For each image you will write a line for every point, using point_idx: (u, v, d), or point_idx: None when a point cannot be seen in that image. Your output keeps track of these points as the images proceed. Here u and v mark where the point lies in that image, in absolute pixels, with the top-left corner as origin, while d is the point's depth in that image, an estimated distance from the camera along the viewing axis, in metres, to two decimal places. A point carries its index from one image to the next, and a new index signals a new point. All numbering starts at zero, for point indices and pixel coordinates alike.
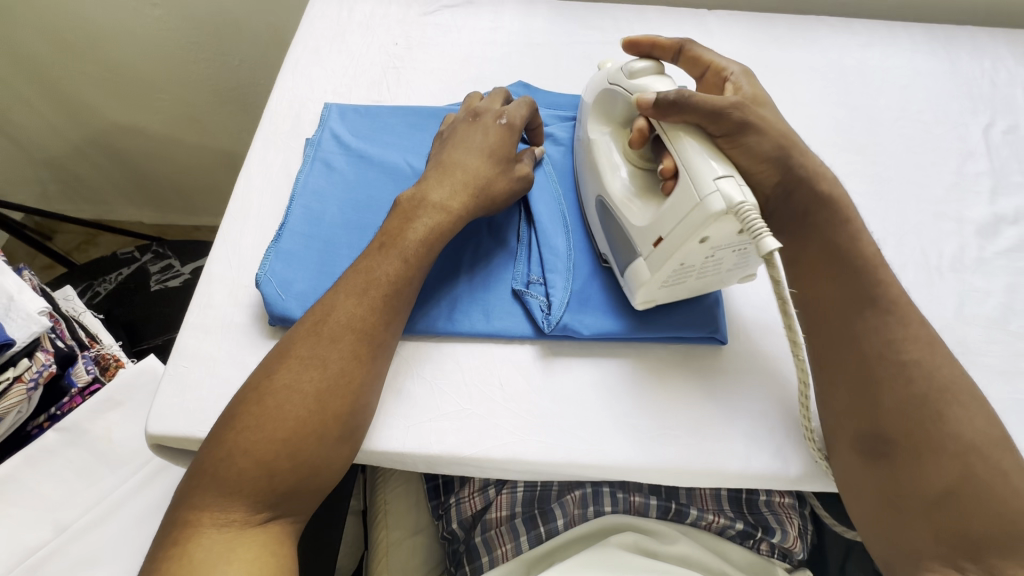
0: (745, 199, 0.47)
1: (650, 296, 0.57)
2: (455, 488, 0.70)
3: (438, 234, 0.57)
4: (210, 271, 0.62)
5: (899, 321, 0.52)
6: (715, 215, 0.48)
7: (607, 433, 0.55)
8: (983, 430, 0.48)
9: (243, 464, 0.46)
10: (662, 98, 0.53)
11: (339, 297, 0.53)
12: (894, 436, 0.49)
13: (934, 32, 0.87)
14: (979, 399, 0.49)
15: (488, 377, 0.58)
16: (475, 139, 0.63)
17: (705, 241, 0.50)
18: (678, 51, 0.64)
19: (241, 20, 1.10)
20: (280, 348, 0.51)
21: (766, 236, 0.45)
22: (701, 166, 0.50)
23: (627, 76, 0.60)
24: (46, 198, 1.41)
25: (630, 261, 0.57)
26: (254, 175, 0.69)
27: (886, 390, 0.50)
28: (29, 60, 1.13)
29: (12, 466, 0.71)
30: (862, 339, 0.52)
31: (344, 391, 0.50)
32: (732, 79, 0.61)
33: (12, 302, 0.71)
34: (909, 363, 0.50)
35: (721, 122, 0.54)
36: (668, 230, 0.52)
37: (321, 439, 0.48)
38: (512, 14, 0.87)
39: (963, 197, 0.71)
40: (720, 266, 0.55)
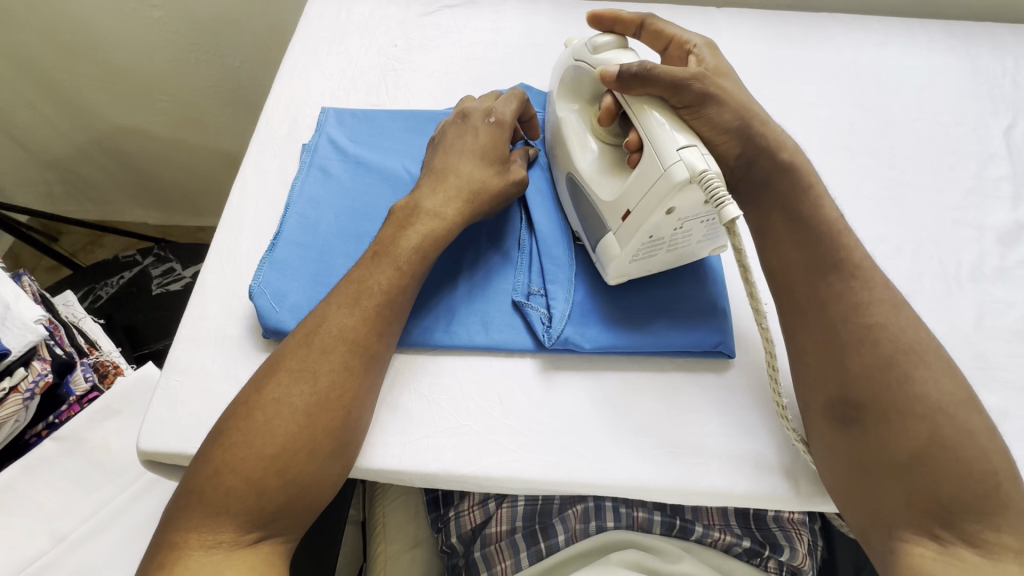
0: (707, 167, 0.48)
1: (622, 271, 0.57)
2: (455, 500, 0.68)
3: (432, 241, 0.56)
4: (204, 280, 0.61)
5: (864, 284, 0.52)
6: (679, 185, 0.49)
7: (610, 452, 0.53)
8: (948, 390, 0.47)
9: (232, 482, 0.45)
10: (624, 70, 0.53)
11: (330, 306, 0.52)
12: (862, 401, 0.48)
13: (953, 30, 0.84)
14: (944, 358, 0.49)
15: (488, 392, 0.56)
16: (467, 142, 0.61)
17: (671, 212, 0.51)
18: (639, 26, 0.64)
19: (241, 22, 1.08)
20: (270, 362, 0.50)
21: (727, 204, 0.47)
22: (664, 136, 0.51)
23: (591, 52, 0.59)
24: (50, 200, 1.41)
25: (600, 236, 0.57)
26: (250, 181, 0.67)
27: (853, 354, 0.49)
28: (30, 62, 1.12)
29: (10, 475, 0.70)
30: (830, 306, 0.52)
31: (335, 404, 0.48)
32: (697, 51, 0.63)
33: (9, 311, 0.70)
34: (875, 325, 0.50)
35: (683, 93, 0.54)
36: (635, 203, 0.52)
37: (312, 455, 0.46)
38: (514, 13, 0.85)
39: (983, 202, 0.68)
40: (689, 239, 0.56)
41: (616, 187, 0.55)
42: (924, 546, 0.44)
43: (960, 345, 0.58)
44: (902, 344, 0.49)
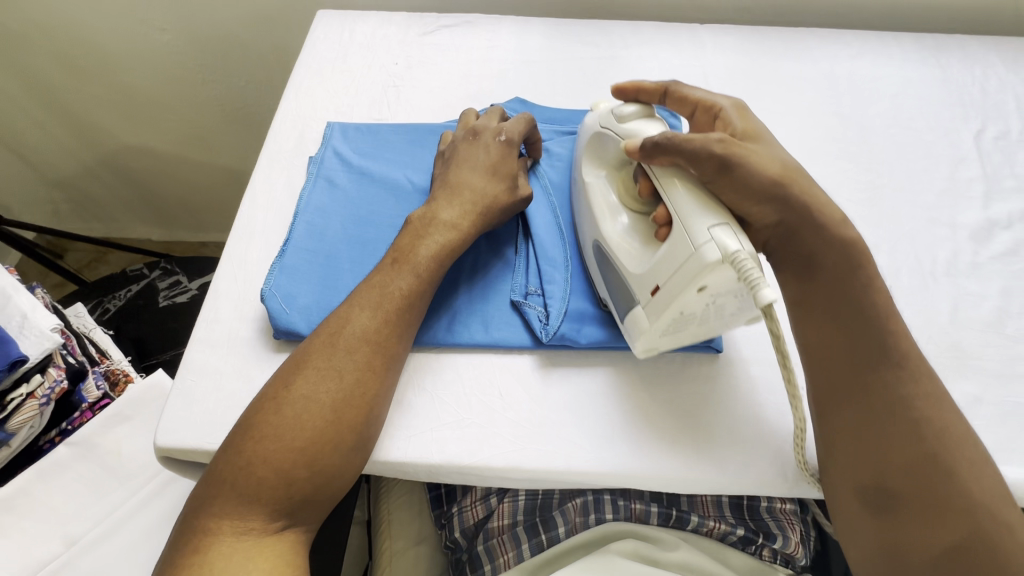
0: (739, 248, 0.46)
1: (651, 344, 0.56)
2: (458, 497, 0.70)
3: (447, 249, 0.59)
4: (217, 286, 0.64)
5: (911, 377, 0.50)
6: (711, 264, 0.47)
7: (607, 441, 0.56)
8: (991, 487, 0.46)
9: (262, 473, 0.47)
10: (646, 142, 0.53)
11: (354, 308, 0.55)
12: (899, 492, 0.47)
13: (924, 41, 0.89)
14: (984, 455, 0.48)
15: (487, 387, 0.59)
16: (479, 159, 0.64)
17: (703, 290, 0.49)
18: (663, 93, 0.61)
19: (246, 42, 1.12)
20: (296, 360, 0.52)
21: (763, 286, 0.45)
22: (693, 214, 0.49)
23: (616, 121, 0.59)
24: (57, 217, 1.44)
25: (629, 307, 0.56)
26: (259, 193, 0.71)
27: (895, 449, 0.48)
28: (43, 82, 1.17)
29: (24, 480, 0.72)
30: (873, 394, 0.50)
31: (358, 402, 0.51)
32: (724, 116, 0.59)
33: (26, 319, 0.73)
34: (919, 422, 0.48)
35: (707, 163, 0.51)
36: (664, 279, 0.51)
37: (338, 448, 0.49)
38: (508, 32, 0.89)
39: (956, 202, 0.72)
40: (722, 315, 0.53)
41: (645, 260, 0.54)
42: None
43: (937, 335, 0.62)
44: (945, 440, 0.48)
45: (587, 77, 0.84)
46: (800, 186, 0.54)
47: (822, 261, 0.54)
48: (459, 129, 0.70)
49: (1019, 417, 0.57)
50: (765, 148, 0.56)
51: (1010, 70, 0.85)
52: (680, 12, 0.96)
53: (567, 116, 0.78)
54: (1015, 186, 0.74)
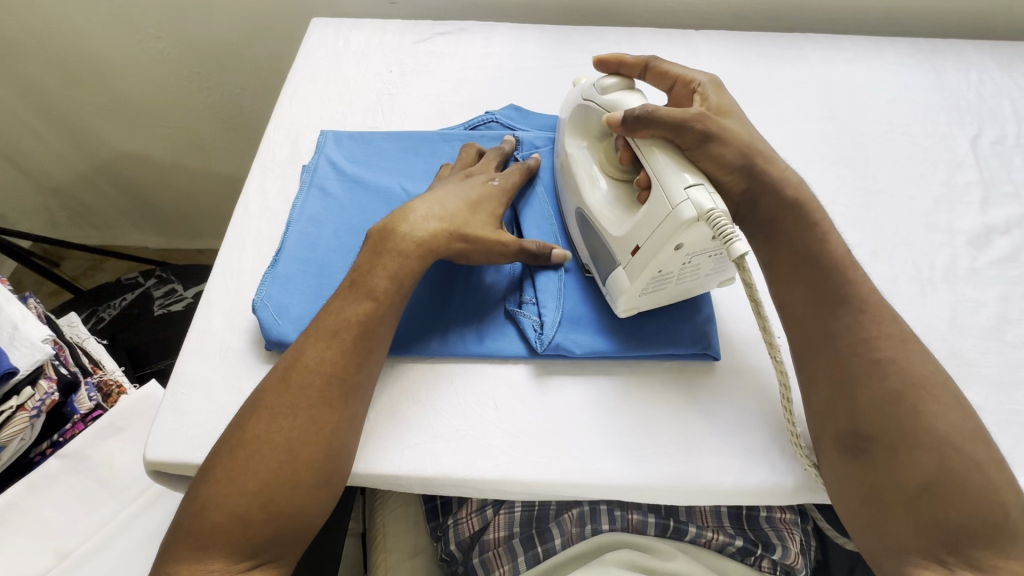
0: (713, 206, 0.49)
1: (632, 305, 0.58)
2: (453, 509, 0.69)
3: (408, 271, 0.55)
4: (209, 297, 0.63)
5: (872, 319, 0.52)
6: (687, 222, 0.49)
7: (602, 453, 0.55)
8: (957, 423, 0.48)
9: (218, 517, 0.45)
10: (627, 114, 0.54)
11: (308, 341, 0.52)
12: (873, 432, 0.48)
13: (919, 46, 0.89)
14: (952, 391, 0.50)
15: (482, 398, 0.58)
16: (457, 186, 0.62)
17: (680, 248, 0.52)
18: (644, 68, 0.63)
19: (241, 51, 1.12)
20: (251, 400, 0.50)
21: (735, 240, 0.48)
22: (671, 176, 0.52)
23: (599, 93, 0.60)
24: (53, 225, 1.44)
25: (610, 270, 0.58)
26: (252, 202, 0.70)
27: (862, 388, 0.50)
28: (39, 93, 1.17)
29: (14, 494, 0.71)
30: (839, 338, 0.52)
31: (314, 439, 0.48)
32: (702, 90, 0.61)
33: (17, 330, 0.72)
34: (883, 360, 0.50)
35: (686, 133, 0.54)
36: (644, 239, 0.53)
37: (297, 488, 0.47)
38: (503, 38, 0.89)
39: (953, 207, 0.72)
40: (699, 273, 0.56)
41: (625, 222, 0.56)
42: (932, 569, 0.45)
43: (935, 343, 0.61)
44: (910, 379, 0.49)
45: None
46: (766, 156, 0.57)
47: (785, 221, 0.57)
48: (454, 165, 0.68)
49: (1018, 425, 0.56)
50: (736, 122, 0.59)
51: (1007, 74, 0.85)
52: (675, 18, 0.96)
53: None
54: (1012, 191, 0.73)
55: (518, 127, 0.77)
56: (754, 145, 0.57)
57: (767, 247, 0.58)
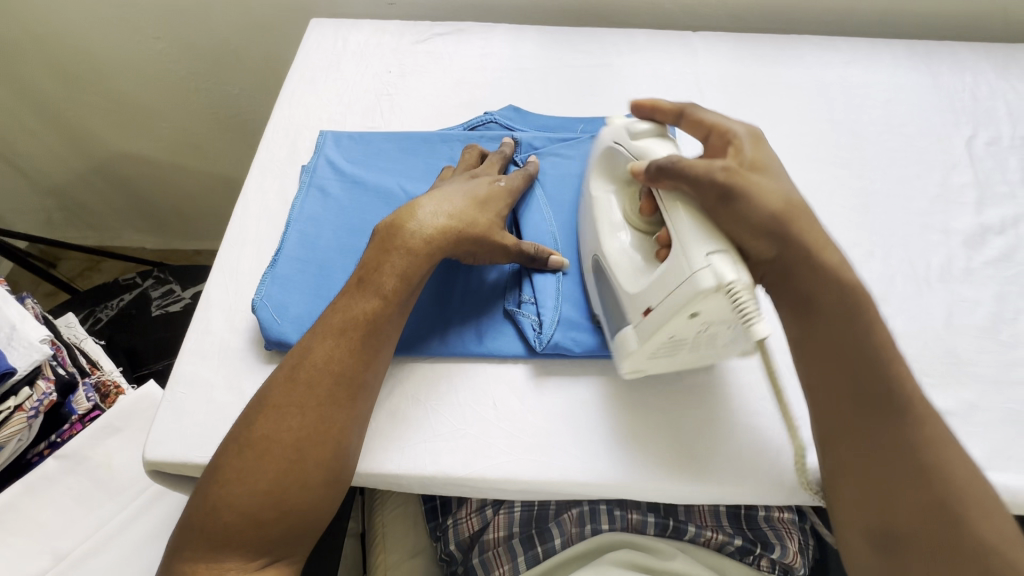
0: (735, 278, 0.46)
1: (637, 366, 0.55)
2: (453, 509, 0.69)
3: (417, 267, 0.55)
4: (208, 297, 0.63)
5: (917, 422, 0.48)
6: (705, 292, 0.46)
7: (601, 451, 0.55)
8: (1001, 530, 0.44)
9: (228, 517, 0.45)
10: (649, 166, 0.52)
11: (315, 338, 0.51)
12: (907, 534, 0.45)
13: (914, 48, 0.89)
14: (1000, 506, 0.45)
15: (481, 398, 0.58)
16: (464, 185, 0.61)
17: (694, 317, 0.49)
18: (679, 114, 0.58)
19: (240, 51, 1.12)
20: (258, 399, 0.49)
21: (756, 321, 0.46)
22: (693, 239, 0.49)
23: (630, 138, 0.58)
24: (50, 226, 1.44)
25: (619, 327, 0.55)
26: (251, 202, 0.70)
27: (902, 493, 0.46)
28: (37, 92, 1.17)
29: (12, 495, 0.71)
30: (878, 437, 0.48)
31: (322, 438, 0.47)
32: (737, 143, 0.56)
33: (15, 331, 0.72)
34: (928, 466, 0.46)
35: (704, 188, 0.50)
36: (657, 302, 0.50)
37: (307, 486, 0.46)
38: (501, 40, 0.89)
39: (949, 208, 0.72)
40: (714, 342, 0.53)
41: (643, 279, 0.53)
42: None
43: (932, 343, 0.62)
44: (953, 481, 0.45)
45: (582, 85, 0.84)
46: (799, 221, 0.52)
47: (821, 301, 0.52)
48: (458, 165, 0.68)
49: (1014, 424, 0.57)
50: (769, 179, 0.53)
51: (1001, 76, 0.86)
52: (673, 19, 0.96)
53: (561, 124, 0.78)
54: (1007, 192, 0.74)
55: (517, 128, 0.77)
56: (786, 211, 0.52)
57: (800, 322, 0.53)
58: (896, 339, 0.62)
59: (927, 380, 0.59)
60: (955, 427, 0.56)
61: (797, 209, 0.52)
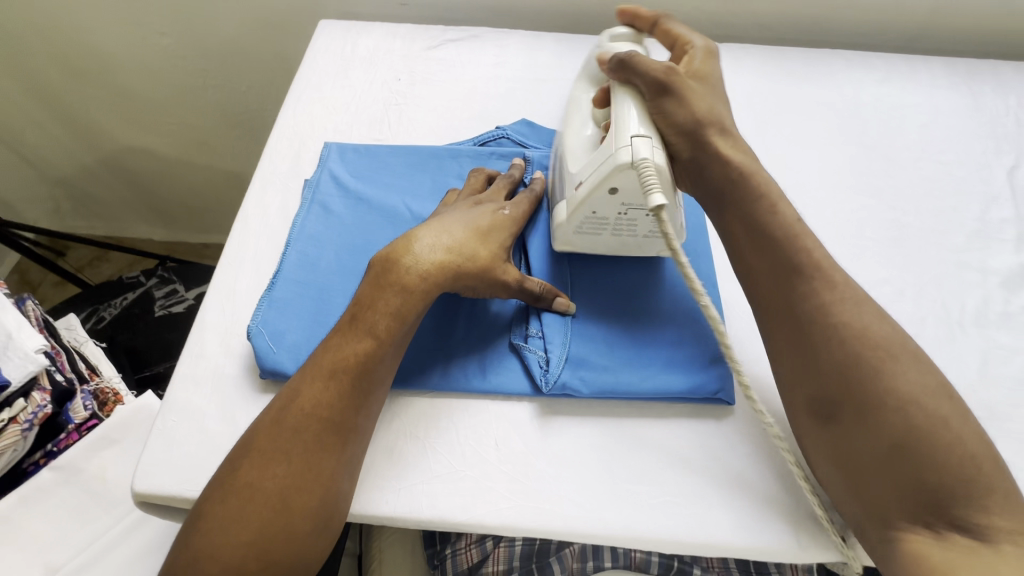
0: (648, 158, 0.51)
1: (565, 242, 0.60)
2: (452, 538, 0.68)
3: (412, 306, 0.52)
4: (203, 318, 0.61)
5: (827, 284, 0.50)
6: (621, 166, 0.52)
7: (607, 501, 0.52)
8: (916, 381, 0.46)
9: (209, 569, 0.43)
10: (614, 57, 0.59)
11: (304, 380, 0.49)
12: (841, 397, 0.47)
13: (955, 66, 0.84)
14: (912, 349, 0.48)
15: (483, 437, 0.55)
16: (466, 213, 0.58)
17: (613, 193, 0.54)
18: (654, 24, 0.67)
19: (247, 47, 1.09)
20: (243, 442, 0.47)
21: (654, 191, 0.50)
22: (626, 123, 0.54)
23: (608, 41, 0.65)
24: (58, 215, 1.43)
25: (556, 205, 0.61)
26: (251, 217, 0.68)
27: (825, 353, 0.48)
28: (43, 86, 1.15)
29: (6, 507, 0.70)
30: (796, 305, 0.51)
31: (310, 486, 0.45)
32: (693, 53, 0.64)
33: (10, 340, 0.71)
34: (840, 324, 0.49)
35: (651, 82, 0.57)
36: (584, 176, 0.56)
37: (291, 537, 0.44)
38: (517, 47, 0.85)
39: (986, 245, 0.68)
40: (635, 229, 0.58)
41: (577, 162, 0.59)
42: (919, 535, 0.43)
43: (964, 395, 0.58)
44: (870, 341, 0.48)
45: None
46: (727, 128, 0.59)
47: (733, 190, 0.56)
48: (463, 191, 0.65)
49: None
50: (707, 88, 0.61)
51: None
52: (699, 30, 0.92)
53: None
54: None
55: (529, 144, 0.74)
56: (715, 114, 0.58)
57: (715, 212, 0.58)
58: None
59: None
60: None
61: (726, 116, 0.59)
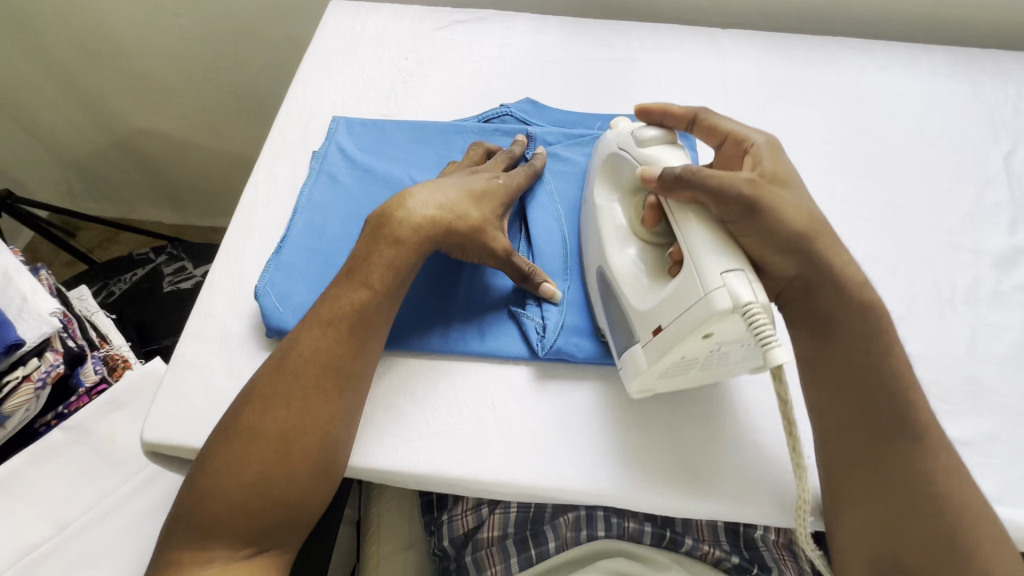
0: (753, 299, 0.44)
1: (646, 385, 0.53)
2: (449, 504, 0.69)
3: (405, 259, 0.54)
4: (212, 280, 0.63)
5: (929, 450, 0.48)
6: (720, 313, 0.44)
7: (599, 460, 0.54)
8: (1005, 564, 0.44)
9: (216, 508, 0.45)
10: (667, 172, 0.50)
11: (303, 328, 0.51)
12: (912, 564, 0.45)
13: (955, 55, 0.85)
14: (1000, 526, 0.46)
15: (480, 397, 0.57)
16: (461, 178, 0.60)
17: (709, 338, 0.46)
18: (691, 120, 0.58)
19: (258, 29, 1.11)
20: (246, 389, 0.49)
21: (775, 346, 0.43)
22: (709, 256, 0.46)
23: (636, 145, 0.56)
24: (70, 197, 1.45)
25: (627, 344, 0.53)
26: (260, 186, 0.70)
27: (912, 520, 0.46)
28: (59, 66, 1.18)
29: (18, 463, 0.72)
30: (888, 465, 0.48)
31: (309, 428, 0.47)
32: (754, 151, 0.54)
33: (26, 303, 0.73)
34: (936, 490, 0.46)
35: (729, 199, 0.48)
36: (669, 321, 0.48)
37: (293, 477, 0.46)
38: (522, 30, 0.87)
39: (980, 227, 0.69)
40: (726, 359, 0.51)
41: (649, 297, 0.51)
42: None
43: (953, 369, 0.59)
44: (963, 516, 0.45)
45: (602, 80, 0.82)
46: (822, 242, 0.51)
47: (840, 324, 0.51)
48: (460, 162, 0.67)
49: None
50: (792, 194, 0.51)
51: None
52: (702, 16, 0.93)
53: (578, 120, 0.76)
54: None
55: (532, 122, 0.75)
56: (814, 226, 0.51)
57: (817, 345, 0.52)
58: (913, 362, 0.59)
59: (945, 407, 0.57)
60: (968, 458, 0.54)
61: (820, 225, 0.51)
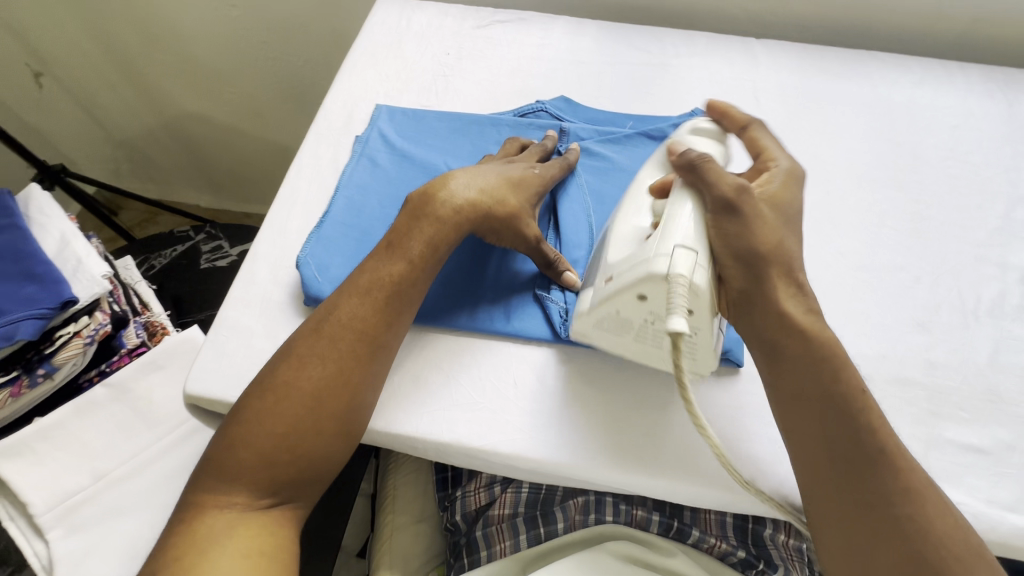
0: (685, 274, 0.47)
1: (583, 330, 0.57)
2: (463, 481, 0.71)
3: (443, 237, 0.57)
4: (256, 249, 0.67)
5: (896, 472, 0.47)
6: (654, 274, 0.48)
7: (612, 443, 0.56)
8: None
9: (244, 454, 0.48)
10: (687, 153, 0.54)
11: (343, 296, 0.54)
12: None
13: (992, 73, 0.85)
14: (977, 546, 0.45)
15: (503, 375, 0.59)
16: (500, 166, 0.63)
17: (641, 299, 0.50)
18: (744, 127, 0.61)
19: (307, 22, 1.16)
20: (285, 347, 0.52)
21: (676, 314, 0.46)
22: (678, 230, 0.50)
23: (688, 132, 0.60)
24: (117, 174, 1.53)
25: (586, 287, 0.58)
26: (305, 165, 0.74)
27: (884, 540, 0.45)
28: (120, 49, 1.25)
29: (62, 414, 0.76)
30: (862, 487, 0.47)
31: (340, 390, 0.50)
32: (773, 172, 0.57)
33: (81, 264, 0.78)
34: (903, 517, 0.45)
35: (718, 195, 0.51)
36: (617, 271, 0.52)
37: (320, 435, 0.49)
38: (561, 31, 0.90)
39: (1008, 242, 0.69)
40: (661, 343, 0.53)
41: (618, 250, 0.55)
42: None
43: (973, 378, 0.59)
44: (935, 537, 0.44)
45: (635, 82, 0.84)
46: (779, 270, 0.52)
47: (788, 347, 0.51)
48: (499, 152, 0.69)
49: None
50: (777, 220, 0.53)
51: None
52: (737, 26, 0.95)
53: (610, 119, 0.78)
54: None
55: (566, 119, 0.78)
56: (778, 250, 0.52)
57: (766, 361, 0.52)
58: (932, 368, 0.60)
59: (963, 415, 0.57)
60: (984, 466, 0.55)
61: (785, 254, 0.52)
